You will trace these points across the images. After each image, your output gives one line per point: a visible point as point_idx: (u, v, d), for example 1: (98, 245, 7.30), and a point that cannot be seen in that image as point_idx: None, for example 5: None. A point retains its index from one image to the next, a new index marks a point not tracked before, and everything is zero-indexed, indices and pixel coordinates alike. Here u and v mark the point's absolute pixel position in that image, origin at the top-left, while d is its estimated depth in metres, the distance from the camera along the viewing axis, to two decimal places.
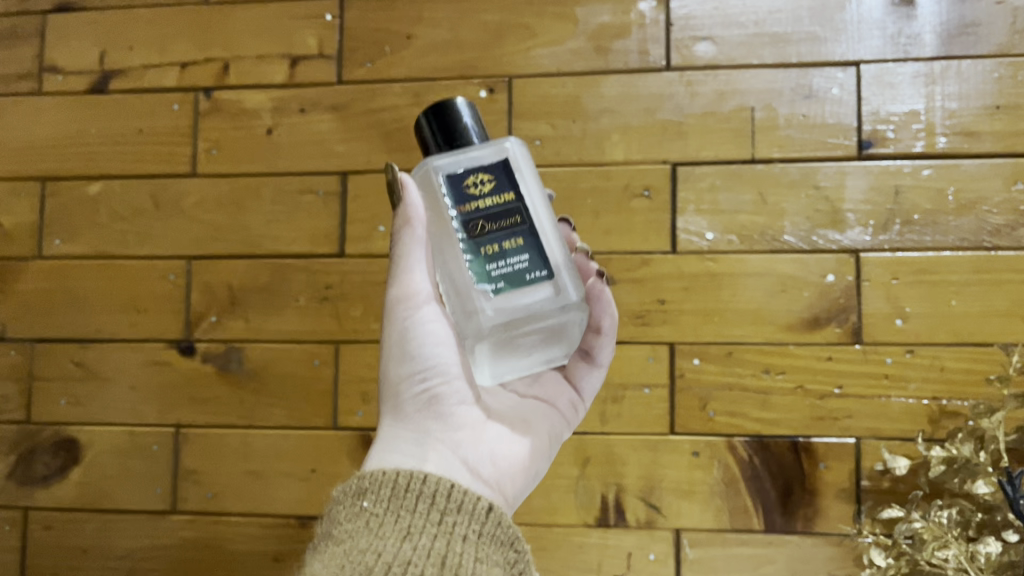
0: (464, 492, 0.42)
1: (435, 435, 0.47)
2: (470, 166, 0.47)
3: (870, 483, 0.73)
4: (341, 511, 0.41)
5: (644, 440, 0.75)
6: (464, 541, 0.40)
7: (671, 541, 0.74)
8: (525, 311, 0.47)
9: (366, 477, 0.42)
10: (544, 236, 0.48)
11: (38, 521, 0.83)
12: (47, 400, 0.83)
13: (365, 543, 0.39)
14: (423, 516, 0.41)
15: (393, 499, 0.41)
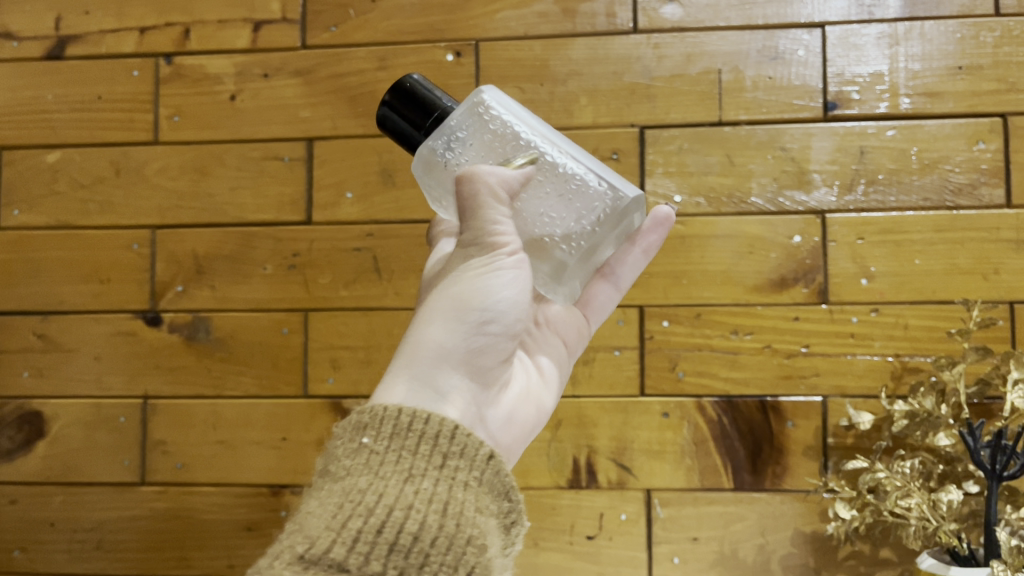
0: (468, 436, 0.42)
1: (465, 383, 0.46)
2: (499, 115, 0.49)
3: (836, 440, 0.74)
4: (342, 446, 0.42)
5: (615, 402, 0.76)
6: (464, 487, 0.40)
7: (642, 501, 0.75)
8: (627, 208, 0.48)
9: (368, 413, 0.42)
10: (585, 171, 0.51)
11: (5, 494, 0.82)
12: (10, 373, 0.82)
13: (364, 483, 0.39)
14: (424, 458, 0.41)
15: (395, 438, 0.41)
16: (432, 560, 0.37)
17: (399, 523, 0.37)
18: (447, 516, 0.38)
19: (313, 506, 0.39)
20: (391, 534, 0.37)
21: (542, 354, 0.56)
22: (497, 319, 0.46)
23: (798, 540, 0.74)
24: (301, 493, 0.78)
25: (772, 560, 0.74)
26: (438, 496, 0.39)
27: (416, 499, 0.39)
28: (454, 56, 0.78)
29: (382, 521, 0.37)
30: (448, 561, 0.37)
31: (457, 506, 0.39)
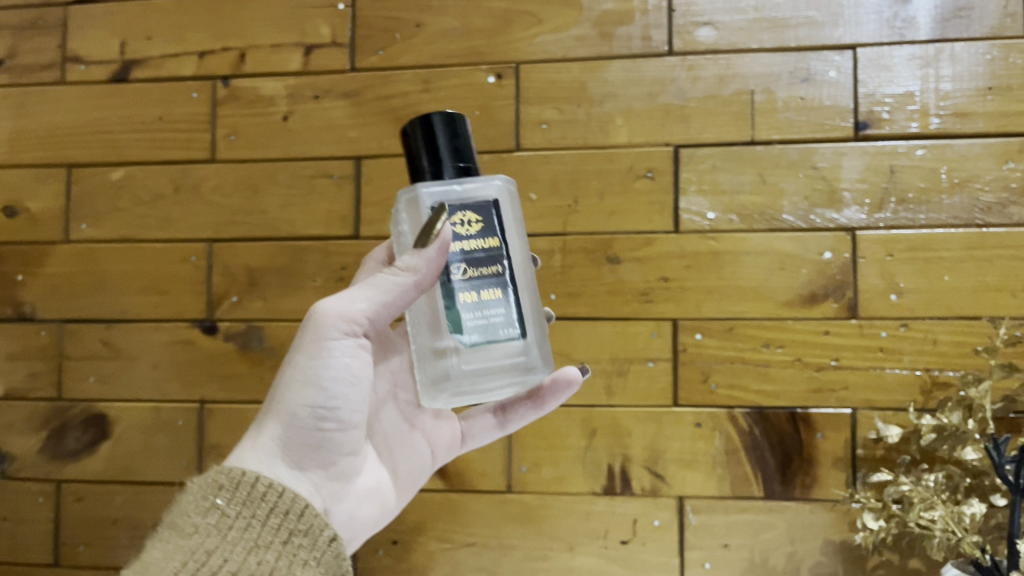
0: (316, 515, 0.51)
1: (320, 467, 0.54)
2: (461, 201, 0.51)
3: (864, 452, 0.76)
4: (196, 504, 0.49)
5: (649, 412, 0.79)
6: (301, 564, 0.49)
7: (675, 509, 0.78)
8: (492, 364, 0.50)
9: (225, 476, 0.51)
10: (519, 290, 0.51)
11: (70, 493, 0.86)
12: (76, 378, 0.86)
13: (209, 545, 0.48)
14: (271, 530, 0.49)
15: (246, 506, 0.50)
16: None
17: None
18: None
19: (155, 555, 0.47)
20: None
21: (410, 460, 0.63)
22: (335, 411, 0.54)
23: (827, 548, 0.76)
24: None
25: (802, 567, 0.76)
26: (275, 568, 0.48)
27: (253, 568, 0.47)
28: (496, 79, 0.82)
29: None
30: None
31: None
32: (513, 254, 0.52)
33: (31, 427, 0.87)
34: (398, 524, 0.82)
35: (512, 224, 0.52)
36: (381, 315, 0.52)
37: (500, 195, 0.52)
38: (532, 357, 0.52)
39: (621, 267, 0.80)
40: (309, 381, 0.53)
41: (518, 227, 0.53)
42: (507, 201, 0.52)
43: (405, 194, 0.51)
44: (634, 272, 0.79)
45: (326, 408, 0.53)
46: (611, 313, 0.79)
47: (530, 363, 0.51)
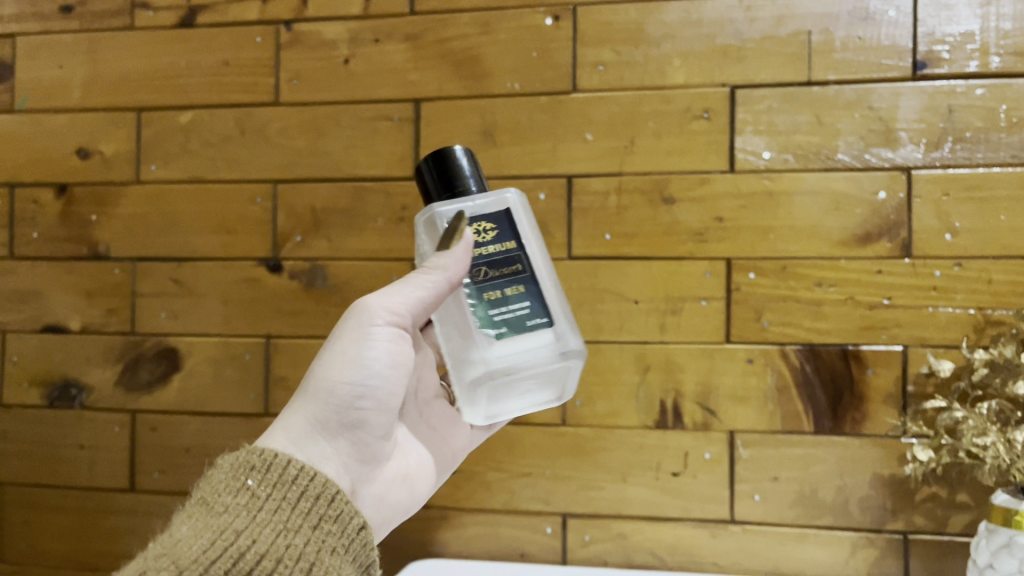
0: (346, 502, 0.52)
1: (346, 451, 0.55)
2: (473, 215, 0.55)
3: (915, 388, 0.77)
4: (227, 482, 0.50)
5: (702, 349, 0.80)
6: (330, 553, 0.49)
7: (726, 442, 0.80)
8: (524, 351, 0.53)
9: (257, 455, 0.51)
10: (542, 285, 0.55)
11: (144, 423, 0.90)
12: (149, 314, 0.90)
13: (239, 524, 0.48)
14: (301, 514, 0.50)
15: (277, 489, 0.50)
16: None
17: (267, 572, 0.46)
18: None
19: (185, 532, 0.47)
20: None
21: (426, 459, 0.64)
22: (369, 394, 0.56)
23: (876, 482, 0.77)
24: None
25: (852, 500, 0.78)
26: (306, 556, 0.48)
27: (285, 554, 0.48)
28: (554, 20, 0.83)
29: (250, 566, 0.46)
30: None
31: (322, 568, 0.48)
32: (530, 253, 0.56)
33: (107, 360, 0.91)
34: None
35: (526, 227, 0.57)
36: (415, 311, 0.55)
37: (511, 204, 0.57)
38: (564, 341, 0.54)
39: (677, 207, 0.81)
40: (343, 364, 0.55)
41: (530, 228, 0.57)
42: (517, 208, 0.57)
43: (422, 216, 0.56)
44: (689, 211, 0.81)
45: (361, 389, 0.55)
46: (665, 252, 0.81)
47: (562, 346, 0.54)
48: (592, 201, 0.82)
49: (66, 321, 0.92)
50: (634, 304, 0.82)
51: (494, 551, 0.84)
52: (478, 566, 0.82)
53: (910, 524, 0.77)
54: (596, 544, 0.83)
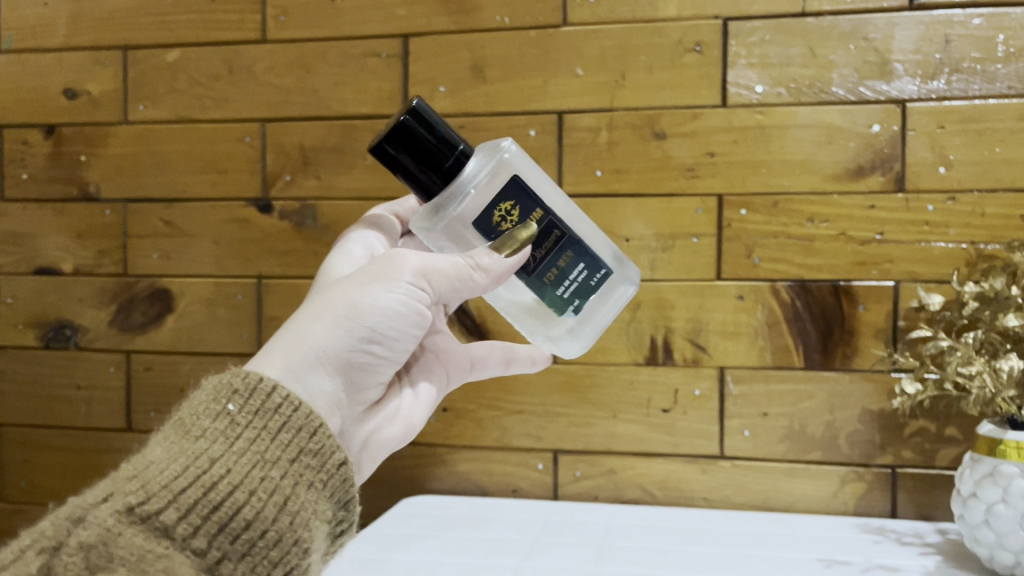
0: (328, 435, 0.46)
1: (337, 391, 0.49)
2: (489, 201, 0.53)
3: (906, 323, 0.76)
4: (206, 404, 0.44)
5: (693, 286, 0.80)
6: (308, 488, 0.44)
7: (715, 379, 0.80)
8: (602, 307, 0.57)
9: (241, 379, 0.45)
10: (585, 239, 0.55)
11: (139, 363, 0.91)
12: (141, 255, 0.90)
13: (214, 452, 0.42)
14: (280, 446, 0.44)
15: (258, 416, 0.44)
16: (256, 550, 0.41)
17: (237, 506, 0.41)
18: (283, 512, 0.43)
19: (157, 455, 0.42)
20: (225, 514, 0.41)
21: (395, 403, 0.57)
22: (382, 340, 0.49)
23: (865, 417, 0.78)
24: None
25: (841, 435, 0.78)
26: (282, 490, 0.43)
27: (259, 486, 0.42)
28: None
29: (220, 498, 0.41)
30: (269, 555, 0.42)
31: (298, 504, 0.43)
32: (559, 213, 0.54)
33: (101, 301, 0.91)
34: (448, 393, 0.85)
35: (536, 182, 0.54)
36: (445, 290, 0.50)
37: (516, 166, 0.53)
38: (624, 273, 0.57)
39: (668, 143, 0.80)
40: (367, 325, 0.49)
41: (535, 172, 0.54)
42: (520, 165, 0.54)
43: (435, 220, 0.53)
44: (681, 147, 0.80)
45: (375, 335, 0.49)
46: (657, 188, 0.80)
47: (624, 284, 0.57)
48: (583, 137, 0.81)
49: (59, 263, 0.92)
50: (625, 242, 0.81)
51: (486, 487, 0.85)
52: (471, 501, 0.83)
53: (899, 458, 0.77)
54: (587, 480, 0.83)
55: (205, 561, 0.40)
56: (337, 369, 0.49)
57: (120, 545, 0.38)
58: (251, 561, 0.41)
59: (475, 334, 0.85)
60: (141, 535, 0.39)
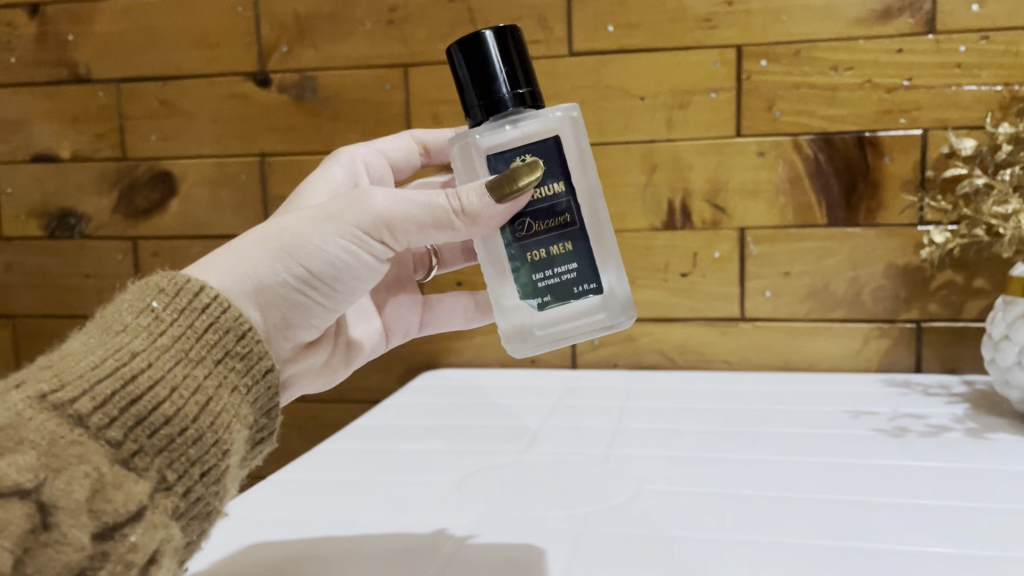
0: (257, 341, 0.41)
1: (277, 320, 0.43)
2: (518, 145, 0.44)
3: (935, 174, 0.73)
4: (127, 303, 0.38)
5: (711, 144, 0.77)
6: (230, 391, 0.39)
7: (735, 240, 0.78)
8: (572, 324, 0.46)
9: (169, 280, 0.39)
10: (591, 236, 0.45)
11: (146, 249, 0.89)
12: (140, 138, 0.88)
13: (135, 346, 0.36)
14: (206, 346, 0.39)
15: (187, 314, 0.39)
16: (175, 448, 0.36)
17: (158, 402, 0.36)
18: (205, 412, 0.37)
19: (72, 347, 0.36)
20: (146, 409, 0.35)
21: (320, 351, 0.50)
22: (331, 278, 0.42)
23: (890, 273, 0.75)
24: None
25: (865, 292, 0.76)
26: (205, 390, 0.38)
27: (183, 384, 0.37)
28: None
29: (142, 392, 0.35)
30: (189, 454, 0.37)
31: (221, 406, 0.38)
32: (580, 196, 0.45)
33: (102, 187, 0.89)
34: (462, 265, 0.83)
35: (579, 159, 0.45)
36: (415, 231, 0.42)
37: (561, 129, 0.44)
38: (614, 311, 0.46)
39: None
40: (315, 260, 0.41)
41: (582, 157, 0.45)
42: (569, 134, 0.45)
43: (458, 140, 0.45)
44: None
45: (326, 271, 0.42)
46: (671, 43, 0.76)
47: (612, 321, 0.46)
48: None
49: (57, 149, 0.89)
50: (639, 101, 0.78)
51: (504, 359, 0.85)
52: (489, 373, 0.83)
53: (924, 312, 0.75)
54: (605, 348, 0.83)
55: (121, 455, 0.34)
56: (278, 305, 0.42)
57: (28, 427, 0.32)
58: (169, 459, 0.36)
59: None
60: (54, 422, 0.33)
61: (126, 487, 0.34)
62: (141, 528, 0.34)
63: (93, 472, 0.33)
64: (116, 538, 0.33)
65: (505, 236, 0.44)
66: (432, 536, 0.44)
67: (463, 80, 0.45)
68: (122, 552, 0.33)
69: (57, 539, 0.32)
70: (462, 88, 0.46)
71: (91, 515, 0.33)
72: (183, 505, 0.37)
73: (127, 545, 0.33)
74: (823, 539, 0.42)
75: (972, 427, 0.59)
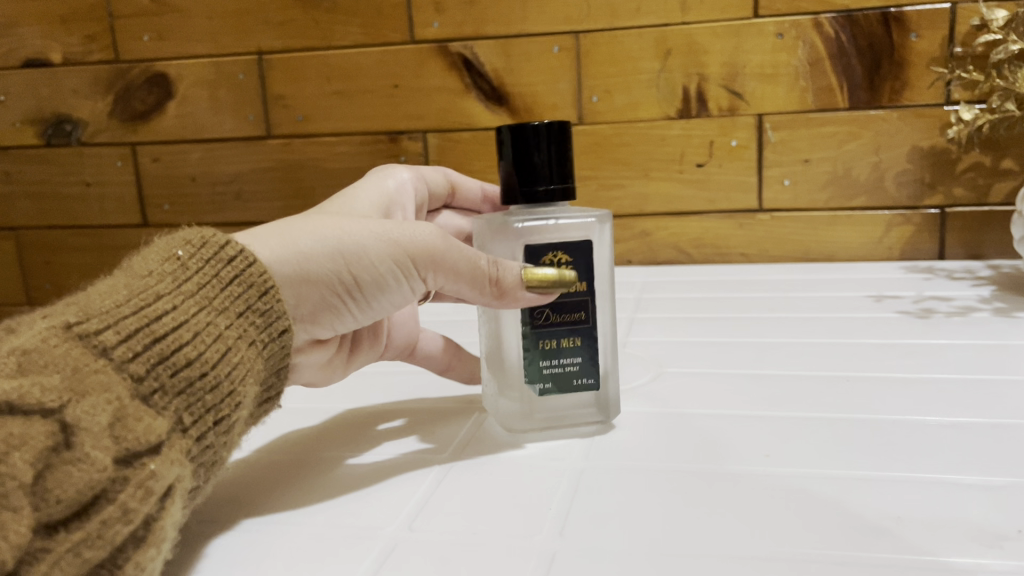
0: (279, 301, 0.33)
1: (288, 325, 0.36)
2: (551, 239, 0.37)
3: (964, 51, 0.70)
4: (148, 254, 0.32)
5: (727, 26, 0.73)
6: (250, 345, 0.32)
7: (753, 126, 0.75)
8: (566, 420, 0.39)
9: (199, 232, 0.33)
10: (603, 336, 0.39)
11: (147, 154, 0.88)
12: (132, 39, 0.84)
13: (157, 288, 0.30)
14: (231, 297, 0.32)
15: (215, 263, 0.32)
16: (195, 392, 0.29)
17: (180, 343, 0.29)
18: (226, 362, 0.30)
19: (85, 292, 0.29)
20: (169, 346, 0.28)
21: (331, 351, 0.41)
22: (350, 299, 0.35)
23: (914, 156, 0.73)
24: (418, 138, 0.81)
25: (887, 178, 0.74)
26: (226, 339, 0.31)
27: (204, 329, 0.30)
28: None
29: (165, 330, 0.28)
30: (207, 401, 0.29)
31: (238, 357, 0.31)
32: (600, 296, 0.38)
33: (96, 92, 0.86)
34: (471, 162, 0.81)
35: (608, 264, 0.38)
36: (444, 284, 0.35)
37: (598, 238, 0.38)
38: (610, 412, 0.39)
39: None
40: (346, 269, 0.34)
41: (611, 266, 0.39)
42: (603, 242, 0.38)
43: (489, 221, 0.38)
44: None
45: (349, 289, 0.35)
46: None
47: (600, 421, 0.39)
48: None
49: (46, 53, 0.86)
50: None
51: None
52: None
53: (949, 197, 0.73)
54: (619, 244, 0.81)
55: (141, 392, 0.27)
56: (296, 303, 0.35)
57: (47, 354, 0.25)
58: (188, 402, 0.29)
59: (494, 100, 0.79)
60: (76, 350, 0.26)
61: (147, 419, 0.26)
62: (162, 460, 0.26)
63: (116, 400, 0.26)
64: (137, 465, 0.25)
65: (522, 317, 0.37)
66: (477, 404, 0.44)
67: (514, 169, 0.38)
68: (145, 477, 0.25)
69: (78, 460, 0.24)
70: (510, 172, 0.38)
71: (113, 441, 0.25)
72: (195, 451, 0.29)
73: (149, 472, 0.25)
74: (832, 411, 0.40)
75: (999, 307, 0.58)
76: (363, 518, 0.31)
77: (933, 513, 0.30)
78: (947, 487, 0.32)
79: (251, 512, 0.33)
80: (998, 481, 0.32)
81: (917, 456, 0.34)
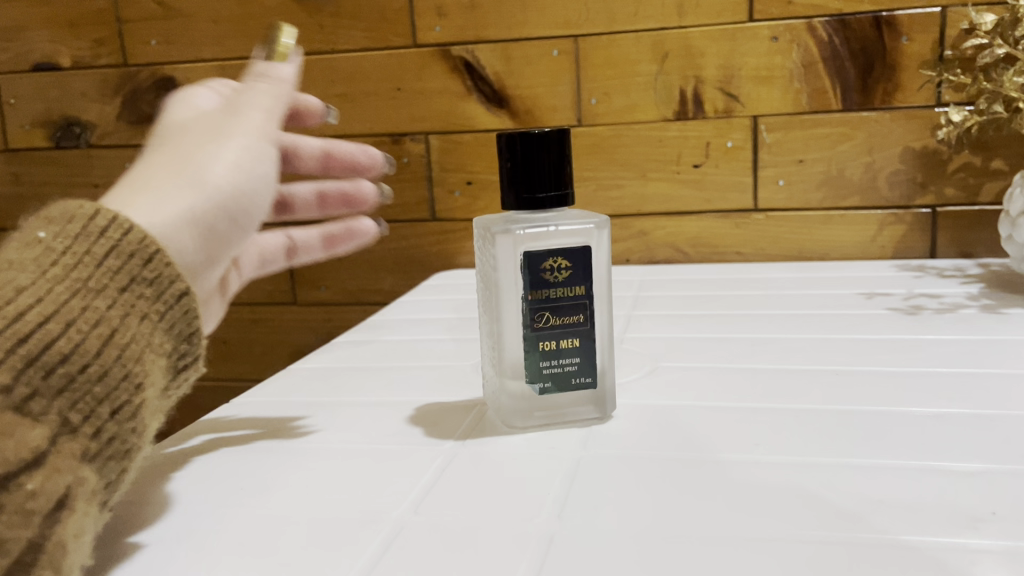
0: (169, 264, 0.32)
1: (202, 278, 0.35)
2: (551, 245, 0.38)
3: (954, 54, 0.71)
4: (17, 243, 0.30)
5: (723, 30, 0.75)
6: (142, 319, 0.30)
7: (748, 128, 0.77)
8: (566, 419, 0.40)
9: (64, 211, 0.31)
10: (602, 337, 0.40)
11: None
12: (140, 43, 0.86)
13: (21, 280, 0.28)
14: (107, 278, 0.30)
15: (81, 240, 0.30)
16: (78, 387, 0.28)
17: (48, 338, 0.28)
18: (110, 344, 0.29)
19: None
20: (36, 347, 0.27)
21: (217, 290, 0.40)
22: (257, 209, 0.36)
23: (906, 157, 0.74)
24: (420, 140, 0.83)
25: (880, 178, 0.75)
26: (109, 322, 0.29)
27: (80, 317, 0.29)
28: None
29: (27, 329, 0.27)
30: (95, 392, 0.28)
31: (127, 336, 0.30)
32: (598, 299, 0.40)
33: (105, 94, 0.88)
34: (472, 162, 0.82)
35: (606, 267, 0.40)
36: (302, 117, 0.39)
37: (596, 243, 0.39)
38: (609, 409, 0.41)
39: None
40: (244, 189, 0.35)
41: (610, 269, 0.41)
42: (601, 246, 0.39)
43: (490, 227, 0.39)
44: None
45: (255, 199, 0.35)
46: None
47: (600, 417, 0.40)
48: None
49: (55, 57, 0.88)
50: None
51: None
52: None
53: (940, 197, 0.75)
54: (618, 244, 0.82)
55: (11, 401, 0.27)
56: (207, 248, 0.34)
57: None
58: (71, 400, 0.28)
59: (495, 102, 0.81)
60: None
61: (17, 432, 0.26)
62: (40, 472, 0.26)
63: None
64: (12, 487, 0.26)
65: (522, 318, 0.39)
66: (480, 398, 0.46)
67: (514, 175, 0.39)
68: (20, 500, 0.26)
69: None
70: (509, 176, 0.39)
71: None
72: (96, 447, 0.29)
73: (24, 494, 0.26)
74: (820, 403, 0.42)
75: (986, 304, 0.59)
76: (368, 504, 0.33)
77: (913, 499, 0.31)
78: (929, 474, 0.33)
79: (237, 498, 0.34)
80: (978, 468, 0.33)
81: (902, 445, 0.36)
